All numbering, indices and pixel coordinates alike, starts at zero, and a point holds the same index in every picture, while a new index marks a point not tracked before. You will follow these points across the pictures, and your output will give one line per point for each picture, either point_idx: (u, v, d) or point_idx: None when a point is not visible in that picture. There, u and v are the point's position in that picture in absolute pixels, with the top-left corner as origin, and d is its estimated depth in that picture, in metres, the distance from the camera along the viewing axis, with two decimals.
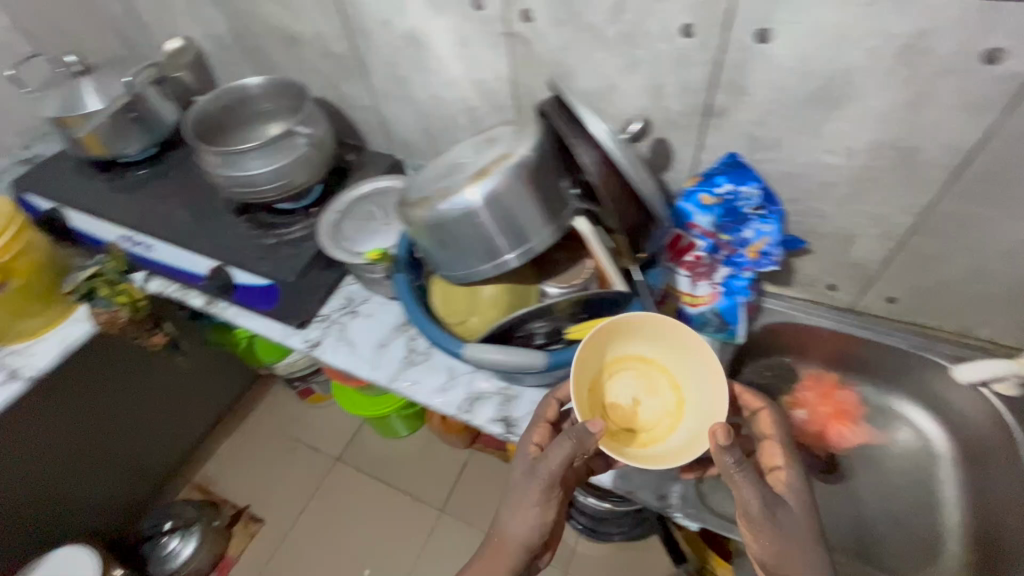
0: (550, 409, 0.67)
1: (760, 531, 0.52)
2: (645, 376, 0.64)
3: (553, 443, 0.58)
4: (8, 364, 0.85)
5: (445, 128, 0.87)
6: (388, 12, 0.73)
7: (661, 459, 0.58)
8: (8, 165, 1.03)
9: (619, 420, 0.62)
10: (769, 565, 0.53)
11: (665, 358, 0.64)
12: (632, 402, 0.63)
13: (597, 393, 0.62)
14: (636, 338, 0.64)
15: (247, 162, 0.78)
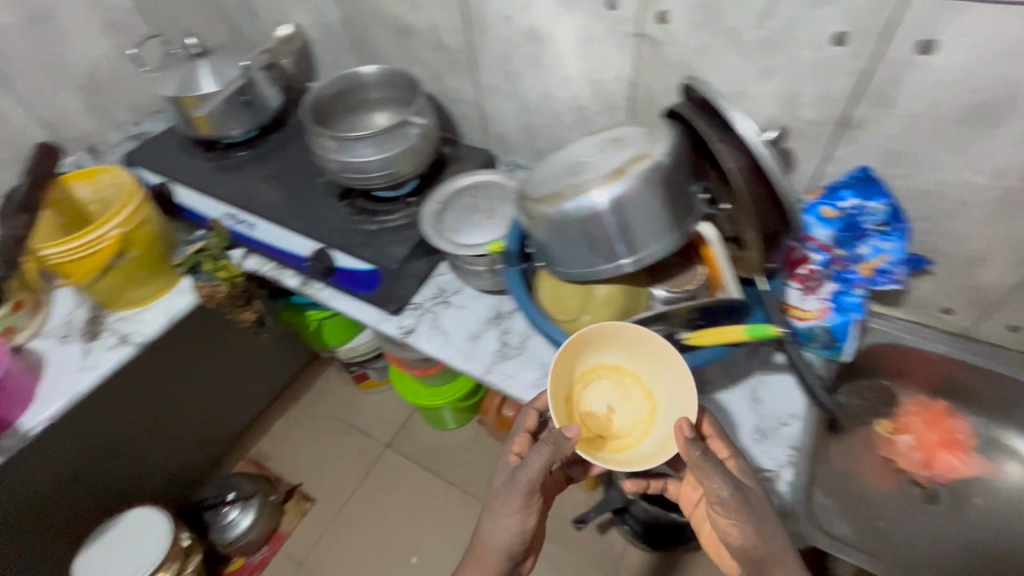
0: (531, 420, 0.72)
1: (738, 517, 0.56)
2: (619, 384, 0.68)
3: (531, 451, 0.61)
4: (117, 329, 0.89)
5: (548, 126, 0.87)
6: (512, 8, 0.74)
7: (632, 463, 0.62)
8: (119, 139, 1.06)
9: (594, 427, 0.66)
10: (756, 549, 0.56)
11: (638, 367, 0.67)
12: (605, 410, 0.67)
13: (573, 402, 0.66)
14: (609, 347, 0.67)
15: (362, 149, 0.80)
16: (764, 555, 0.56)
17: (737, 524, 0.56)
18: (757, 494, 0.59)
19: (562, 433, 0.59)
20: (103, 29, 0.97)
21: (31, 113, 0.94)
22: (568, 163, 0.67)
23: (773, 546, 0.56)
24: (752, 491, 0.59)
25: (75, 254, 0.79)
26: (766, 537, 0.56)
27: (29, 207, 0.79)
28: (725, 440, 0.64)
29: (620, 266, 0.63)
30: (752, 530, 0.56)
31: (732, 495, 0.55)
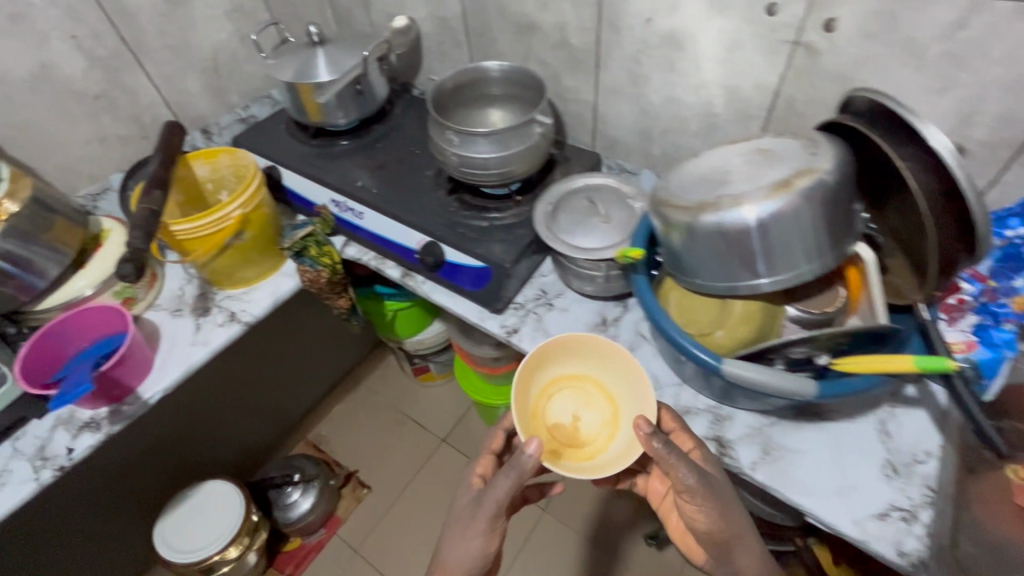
0: (496, 442, 0.82)
1: (706, 506, 0.61)
2: (580, 393, 0.75)
3: (498, 475, 0.64)
4: (226, 306, 0.91)
5: (667, 131, 0.85)
6: (654, 9, 0.72)
7: (603, 467, 0.68)
8: (228, 121, 1.09)
9: (564, 438, 0.72)
10: (722, 533, 0.63)
11: (596, 376, 0.75)
12: (571, 420, 0.73)
13: (539, 418, 0.72)
14: (566, 359, 0.75)
15: (486, 145, 0.78)
16: (727, 537, 0.63)
17: (703, 510, 0.62)
18: (722, 480, 0.64)
19: (524, 456, 0.62)
20: (227, 15, 1.00)
21: (157, 92, 0.97)
22: (711, 171, 0.64)
23: (736, 527, 0.63)
24: (717, 477, 0.65)
25: (200, 233, 0.81)
26: (730, 520, 0.63)
27: (162, 183, 0.80)
28: (689, 432, 0.69)
29: (757, 284, 0.61)
30: (717, 514, 0.62)
31: (703, 487, 0.60)
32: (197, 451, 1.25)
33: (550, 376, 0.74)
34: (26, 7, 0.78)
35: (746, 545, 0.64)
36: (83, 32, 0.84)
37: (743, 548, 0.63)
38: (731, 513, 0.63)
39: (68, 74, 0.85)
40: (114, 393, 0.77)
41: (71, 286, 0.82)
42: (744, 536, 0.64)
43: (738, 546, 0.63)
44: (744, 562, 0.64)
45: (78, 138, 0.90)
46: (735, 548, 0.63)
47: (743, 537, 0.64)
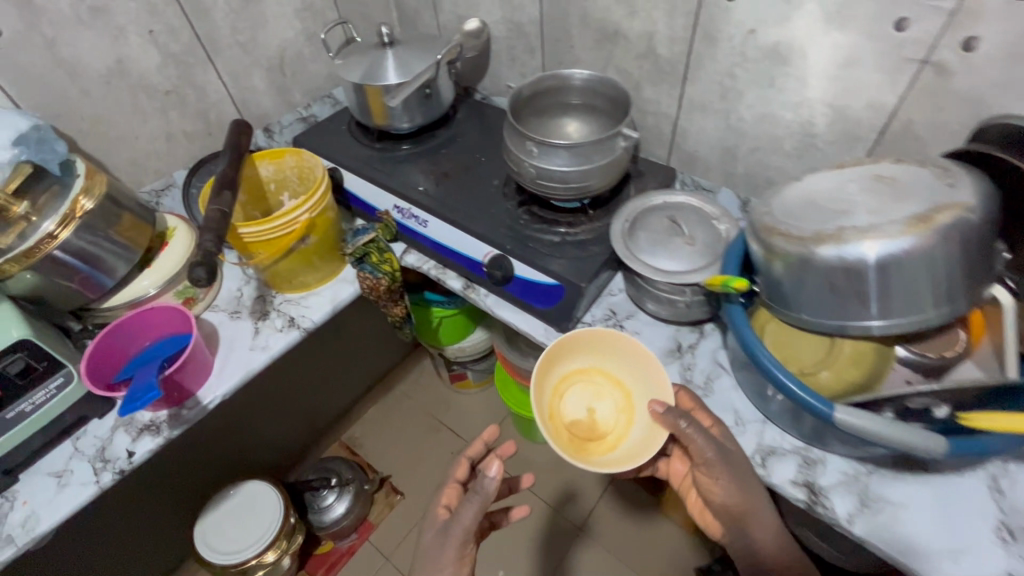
0: (459, 472, 0.80)
1: (723, 477, 0.63)
2: (589, 385, 0.75)
3: (463, 503, 0.68)
4: (285, 311, 0.89)
5: (754, 149, 0.80)
6: (760, 20, 0.67)
7: (631, 455, 0.68)
8: (289, 120, 1.07)
9: (586, 433, 0.71)
10: (740, 506, 0.63)
11: (601, 366, 0.75)
12: (587, 414, 0.73)
13: (558, 420, 0.71)
14: (572, 355, 0.75)
15: (567, 157, 0.75)
16: (746, 509, 0.63)
17: (722, 482, 0.63)
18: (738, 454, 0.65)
19: (486, 480, 0.66)
20: (297, 13, 0.98)
21: (225, 90, 0.95)
22: (820, 196, 0.59)
23: (752, 500, 0.63)
24: (737, 452, 0.65)
25: (267, 237, 0.79)
26: (747, 493, 0.63)
27: (232, 184, 0.79)
28: (706, 410, 0.69)
29: (866, 326, 0.56)
30: (735, 486, 0.63)
31: (717, 459, 0.62)
32: (232, 446, 1.26)
33: (560, 375, 0.74)
34: (108, 1, 0.77)
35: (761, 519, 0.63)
36: (159, 27, 0.83)
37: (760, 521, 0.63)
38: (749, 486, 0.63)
39: (143, 68, 0.84)
40: (175, 397, 0.75)
41: (135, 284, 0.81)
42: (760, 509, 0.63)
43: (754, 519, 0.63)
44: (762, 536, 0.64)
45: (147, 134, 0.89)
46: (753, 520, 0.63)
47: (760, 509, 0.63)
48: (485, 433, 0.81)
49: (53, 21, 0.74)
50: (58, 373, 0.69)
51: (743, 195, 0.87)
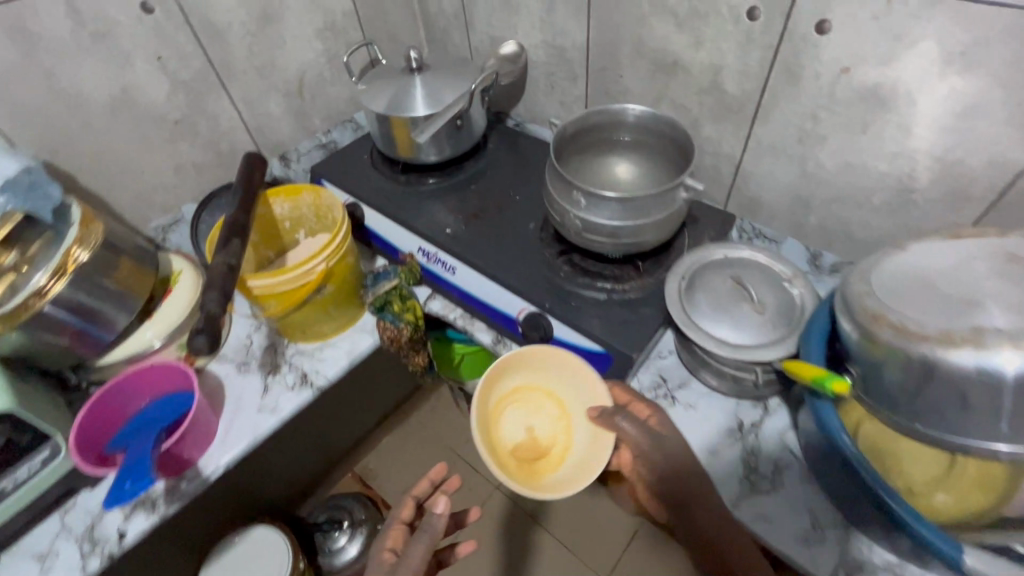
0: (405, 510, 0.74)
1: (660, 456, 0.62)
2: (523, 401, 0.68)
3: (410, 545, 0.65)
4: (298, 366, 0.81)
5: (833, 200, 0.70)
6: (856, 58, 0.57)
7: (582, 470, 0.63)
8: (307, 147, 0.99)
9: (534, 455, 0.65)
10: (683, 488, 0.61)
11: (530, 380, 0.69)
12: (528, 434, 0.67)
13: (504, 450, 0.64)
14: (502, 375, 0.67)
15: (620, 211, 0.65)
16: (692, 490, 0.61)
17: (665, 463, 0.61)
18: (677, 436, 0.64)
19: (433, 517, 0.66)
20: (318, 33, 0.90)
21: (239, 117, 0.88)
22: (937, 278, 0.49)
23: (697, 483, 0.61)
24: (671, 436, 0.64)
25: (278, 289, 0.71)
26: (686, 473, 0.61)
27: (242, 229, 0.70)
28: (642, 400, 0.67)
29: (992, 447, 0.45)
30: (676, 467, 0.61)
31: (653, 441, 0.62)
32: (239, 484, 1.19)
33: (496, 400, 0.66)
34: (112, 25, 0.70)
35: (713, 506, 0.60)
36: (168, 52, 0.76)
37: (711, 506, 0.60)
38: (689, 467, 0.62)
39: (151, 97, 0.77)
40: (172, 468, 0.68)
41: (139, 336, 0.73)
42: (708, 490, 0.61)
43: (701, 502, 0.60)
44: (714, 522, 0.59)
45: (154, 167, 0.82)
46: (690, 507, 0.60)
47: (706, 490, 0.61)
48: (434, 471, 0.76)
49: (50, 48, 0.67)
50: (45, 445, 0.63)
51: (814, 247, 0.76)
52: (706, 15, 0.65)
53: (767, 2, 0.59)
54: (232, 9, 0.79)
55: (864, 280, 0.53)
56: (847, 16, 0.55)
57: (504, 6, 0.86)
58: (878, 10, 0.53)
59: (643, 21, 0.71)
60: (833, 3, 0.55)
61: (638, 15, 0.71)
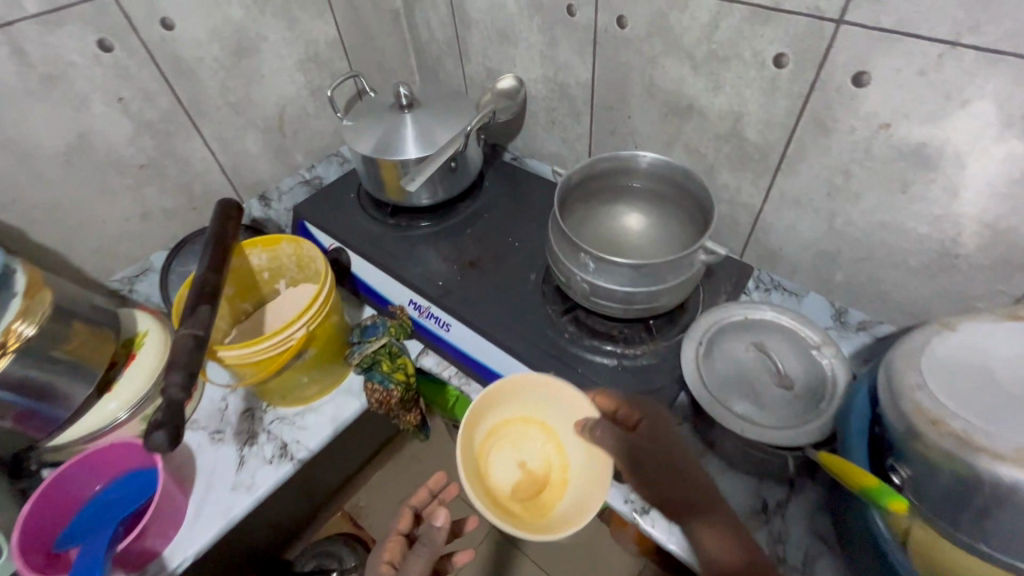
0: (399, 523, 0.73)
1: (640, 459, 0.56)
2: (506, 437, 0.63)
3: (410, 558, 0.67)
4: (277, 435, 0.74)
5: (863, 257, 0.64)
6: (898, 113, 0.51)
7: (591, 484, 0.58)
8: (289, 184, 0.92)
9: (535, 489, 0.60)
10: (669, 493, 0.55)
11: (508, 415, 0.64)
12: (522, 471, 0.62)
13: (502, 497, 0.59)
14: (472, 426, 0.61)
15: (632, 276, 0.58)
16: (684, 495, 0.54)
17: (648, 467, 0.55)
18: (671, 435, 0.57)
19: (434, 530, 0.68)
20: (299, 65, 0.83)
21: (213, 158, 0.81)
22: (1006, 379, 0.44)
23: (689, 486, 0.54)
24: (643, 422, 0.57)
25: (254, 358, 0.64)
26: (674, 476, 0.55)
27: (212, 292, 0.63)
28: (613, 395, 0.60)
29: None
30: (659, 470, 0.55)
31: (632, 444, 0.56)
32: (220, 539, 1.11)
33: (478, 446, 0.61)
34: (65, 66, 0.63)
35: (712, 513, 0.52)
36: (131, 92, 0.69)
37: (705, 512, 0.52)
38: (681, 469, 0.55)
39: (112, 142, 0.70)
40: (136, 561, 0.61)
41: (101, 409, 0.65)
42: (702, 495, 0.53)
43: (694, 509, 0.53)
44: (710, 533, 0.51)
45: (117, 217, 0.75)
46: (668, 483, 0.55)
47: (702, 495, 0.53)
48: (433, 480, 0.76)
49: None
50: None
51: (839, 302, 0.71)
52: (726, 60, 0.59)
53: (798, 49, 0.53)
54: (203, 44, 0.72)
55: (913, 369, 0.47)
56: (889, 69, 0.49)
57: (501, 38, 0.80)
58: (927, 64, 0.47)
59: (656, 61, 0.65)
60: (874, 55, 0.49)
61: (649, 55, 0.65)
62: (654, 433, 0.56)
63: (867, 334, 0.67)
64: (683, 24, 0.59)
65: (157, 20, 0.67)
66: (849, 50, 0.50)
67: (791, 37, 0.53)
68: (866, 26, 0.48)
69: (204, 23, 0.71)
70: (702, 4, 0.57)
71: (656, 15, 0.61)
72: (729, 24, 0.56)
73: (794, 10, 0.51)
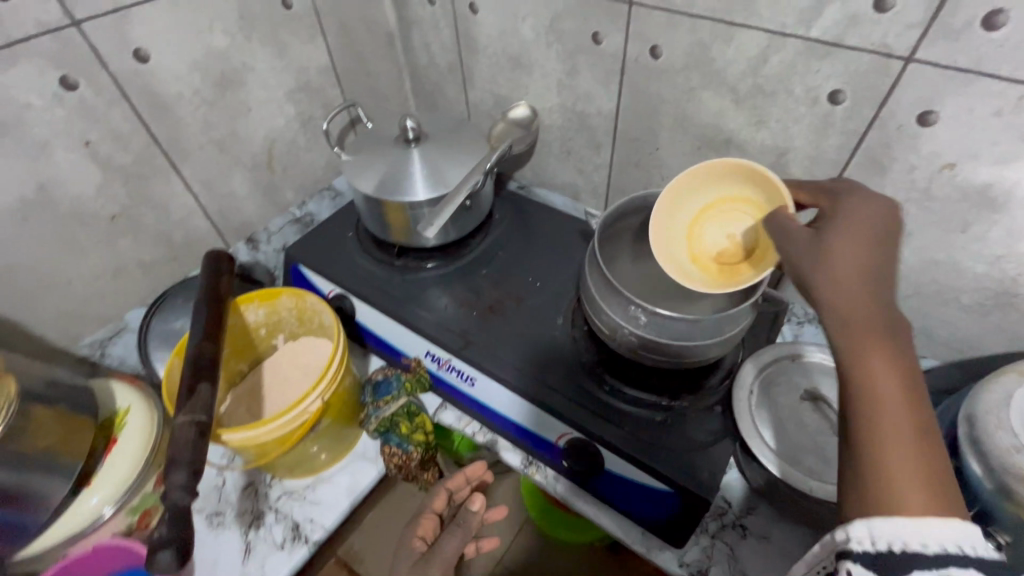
0: (438, 501, 0.68)
1: (813, 272, 0.39)
2: (723, 211, 0.52)
3: (444, 535, 0.63)
4: (286, 514, 0.65)
5: (911, 294, 0.61)
6: (966, 155, 0.48)
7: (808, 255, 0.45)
8: (279, 224, 0.84)
9: (749, 263, 0.50)
10: (845, 310, 0.37)
11: (724, 193, 0.52)
12: (732, 242, 0.51)
13: (702, 258, 0.52)
14: (685, 198, 0.53)
15: (688, 330, 0.54)
16: (849, 314, 0.37)
17: (826, 278, 0.38)
18: (880, 241, 0.40)
19: (469, 513, 0.65)
20: (289, 95, 0.76)
21: (195, 202, 0.72)
22: None
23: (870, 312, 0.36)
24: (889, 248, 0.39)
25: (263, 438, 0.57)
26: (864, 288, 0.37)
27: (210, 366, 0.54)
28: (868, 220, 0.40)
29: None
30: (846, 283, 0.37)
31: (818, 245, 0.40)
32: None
33: (689, 213, 0.53)
34: (21, 109, 0.53)
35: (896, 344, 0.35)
36: (99, 135, 0.59)
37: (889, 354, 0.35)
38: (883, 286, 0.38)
39: (78, 192, 0.60)
40: None
41: (81, 508, 0.55)
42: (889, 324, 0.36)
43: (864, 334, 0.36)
44: (866, 369, 0.35)
45: (85, 275, 0.65)
46: (849, 307, 0.37)
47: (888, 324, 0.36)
48: (473, 466, 0.69)
49: None
50: None
51: None
52: (775, 94, 0.55)
53: (858, 87, 0.50)
54: (183, 78, 0.64)
55: (1003, 430, 0.45)
56: (961, 109, 0.47)
57: (513, 64, 0.74)
58: (1005, 106, 0.44)
59: (692, 93, 0.61)
60: (945, 96, 0.47)
61: (685, 87, 0.61)
62: (848, 230, 0.40)
63: None
64: (728, 57, 0.56)
65: (130, 52, 0.58)
66: (917, 89, 0.47)
67: (851, 74, 0.50)
68: (939, 66, 0.45)
69: (185, 54, 0.62)
70: (751, 37, 0.53)
71: (696, 46, 0.57)
72: (781, 59, 0.53)
73: (858, 47, 0.48)
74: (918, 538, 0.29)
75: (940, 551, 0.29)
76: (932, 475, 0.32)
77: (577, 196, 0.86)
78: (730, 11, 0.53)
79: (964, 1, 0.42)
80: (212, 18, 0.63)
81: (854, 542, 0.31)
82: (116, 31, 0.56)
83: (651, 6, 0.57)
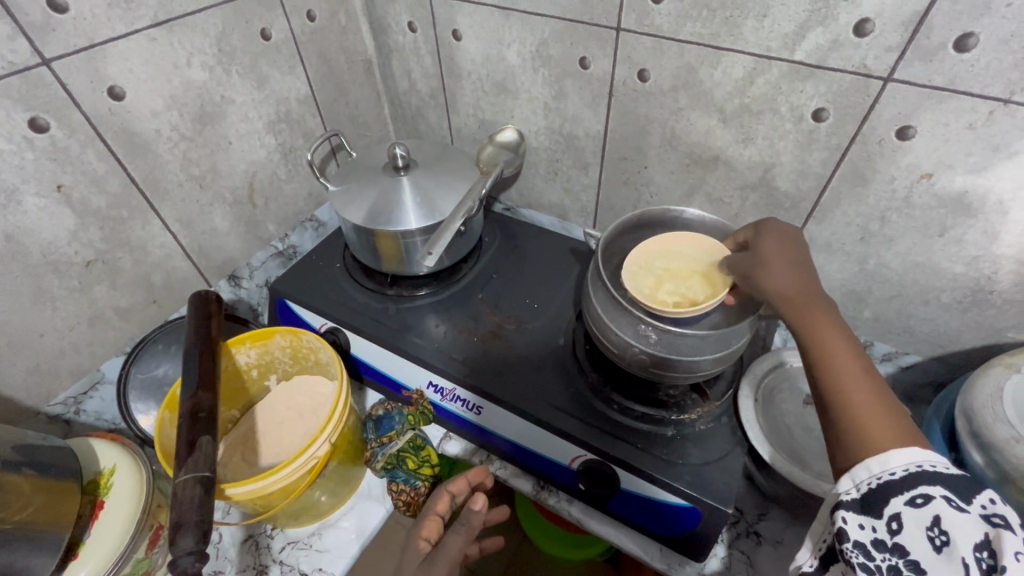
0: (441, 501, 0.62)
1: (760, 269, 0.51)
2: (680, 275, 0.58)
3: (449, 533, 0.58)
4: (294, 565, 0.63)
5: (895, 295, 0.64)
6: (942, 164, 0.52)
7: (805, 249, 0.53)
8: (262, 258, 0.81)
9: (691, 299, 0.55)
10: (784, 295, 0.48)
11: (682, 262, 0.60)
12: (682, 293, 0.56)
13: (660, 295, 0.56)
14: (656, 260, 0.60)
15: (699, 347, 0.54)
16: (792, 302, 0.47)
17: (769, 269, 0.50)
18: (798, 245, 0.53)
19: (472, 513, 0.60)
20: (270, 126, 0.73)
21: (175, 242, 0.68)
22: None
23: (805, 296, 0.47)
24: (804, 247, 0.52)
25: (272, 488, 0.54)
26: (797, 281, 0.49)
27: (207, 417, 0.50)
28: (786, 229, 0.54)
29: None
30: (781, 272, 0.50)
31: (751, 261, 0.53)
32: None
33: (658, 267, 0.59)
34: None
35: (832, 316, 0.45)
36: (73, 177, 0.56)
37: (831, 324, 0.45)
38: (809, 276, 0.50)
39: (49, 239, 0.56)
40: None
41: None
42: (819, 298, 0.47)
43: (803, 308, 0.46)
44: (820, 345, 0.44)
45: (59, 326, 0.60)
46: (795, 295, 0.47)
47: (820, 298, 0.47)
48: (472, 471, 0.65)
49: None
50: None
51: (863, 336, 0.71)
52: (761, 113, 0.58)
53: (840, 105, 0.53)
54: (161, 112, 0.61)
55: (1001, 421, 0.47)
56: (936, 123, 0.50)
57: (498, 89, 0.75)
58: (976, 119, 0.48)
59: (680, 114, 0.63)
60: (920, 110, 0.50)
61: (673, 108, 0.63)
62: (772, 237, 0.53)
63: (892, 365, 0.69)
64: (715, 78, 0.58)
65: (105, 89, 0.55)
66: (896, 106, 0.51)
67: (833, 93, 0.53)
68: (916, 84, 0.49)
69: (162, 89, 0.60)
70: (737, 60, 0.56)
71: (684, 69, 0.59)
72: (766, 80, 0.55)
73: (839, 68, 0.51)
74: (886, 468, 0.37)
75: (909, 472, 0.36)
76: (887, 414, 0.39)
77: (565, 215, 0.87)
78: (716, 36, 0.55)
79: (937, 24, 0.46)
80: (190, 51, 0.61)
81: (844, 495, 0.38)
82: (89, 68, 0.54)
83: (638, 32, 0.59)
